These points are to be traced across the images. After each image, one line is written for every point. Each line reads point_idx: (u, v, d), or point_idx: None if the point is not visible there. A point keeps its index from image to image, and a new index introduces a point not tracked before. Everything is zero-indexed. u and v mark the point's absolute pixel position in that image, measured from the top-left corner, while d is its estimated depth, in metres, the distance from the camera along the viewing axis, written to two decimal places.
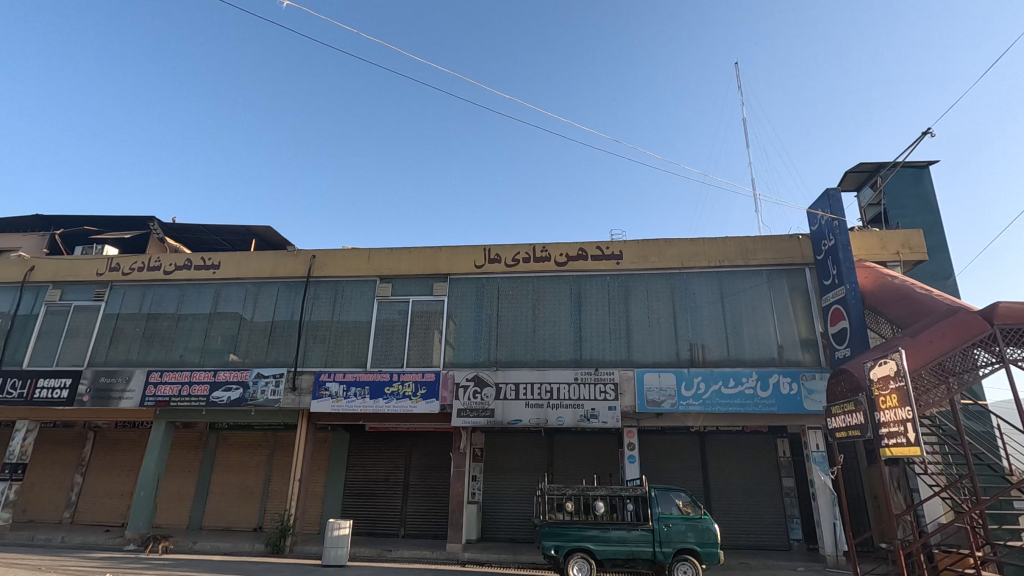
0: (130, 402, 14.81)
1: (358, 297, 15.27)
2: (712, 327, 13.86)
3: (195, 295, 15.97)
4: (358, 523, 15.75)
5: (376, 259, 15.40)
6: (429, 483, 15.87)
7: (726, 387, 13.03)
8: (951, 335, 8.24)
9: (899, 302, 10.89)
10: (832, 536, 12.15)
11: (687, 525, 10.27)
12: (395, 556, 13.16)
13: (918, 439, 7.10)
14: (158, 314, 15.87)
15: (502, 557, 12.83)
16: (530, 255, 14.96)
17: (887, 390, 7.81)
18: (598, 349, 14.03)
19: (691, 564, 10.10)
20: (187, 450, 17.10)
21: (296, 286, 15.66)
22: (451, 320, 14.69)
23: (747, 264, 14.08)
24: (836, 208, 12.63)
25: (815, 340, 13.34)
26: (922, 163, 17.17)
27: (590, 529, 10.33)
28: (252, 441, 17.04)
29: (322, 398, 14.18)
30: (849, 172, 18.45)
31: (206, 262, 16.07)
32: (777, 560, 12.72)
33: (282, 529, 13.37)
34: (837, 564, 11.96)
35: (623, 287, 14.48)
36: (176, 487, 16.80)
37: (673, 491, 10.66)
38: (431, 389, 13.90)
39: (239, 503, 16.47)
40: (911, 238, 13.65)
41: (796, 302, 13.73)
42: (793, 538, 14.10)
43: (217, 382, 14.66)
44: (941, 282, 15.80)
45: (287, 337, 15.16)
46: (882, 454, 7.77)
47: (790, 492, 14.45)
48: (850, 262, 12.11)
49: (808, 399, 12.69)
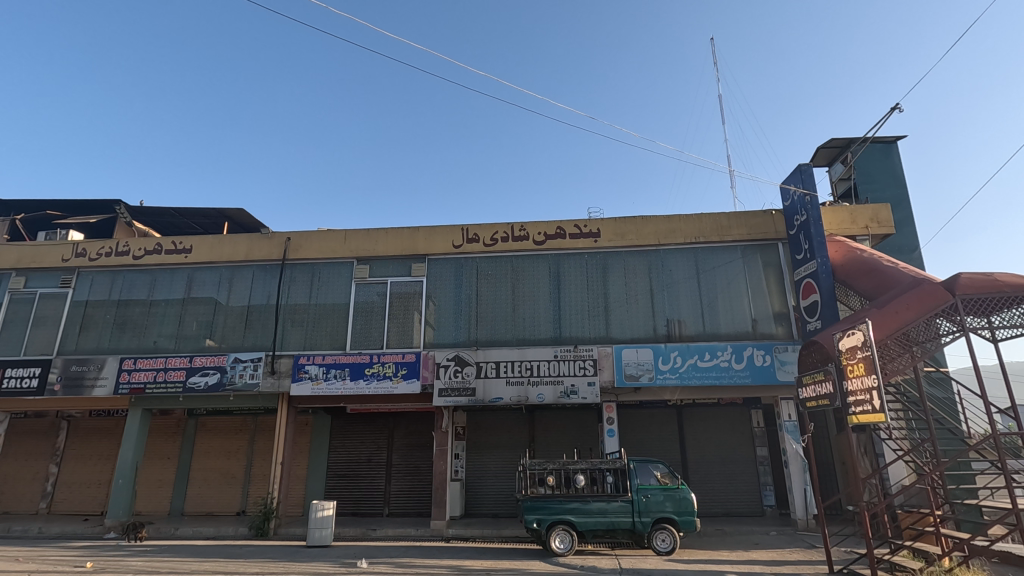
0: (103, 390, 14.54)
1: (335, 280, 15.11)
2: (688, 302, 14.10)
3: (168, 281, 15.62)
4: (341, 503, 15.85)
5: (353, 241, 15.21)
6: (412, 462, 16.01)
7: (702, 360, 13.35)
8: (916, 305, 8.50)
9: (867, 275, 11.21)
10: (803, 501, 12.66)
11: (665, 495, 10.58)
12: (380, 535, 13.32)
13: (883, 406, 7.42)
14: (129, 300, 15.50)
15: (486, 532, 13.09)
16: (508, 234, 14.94)
17: (855, 359, 8.09)
18: (576, 327, 14.18)
19: (669, 532, 10.46)
20: (165, 438, 16.92)
21: (272, 269, 15.42)
22: (431, 301, 14.66)
23: (722, 240, 14.30)
24: (808, 182, 12.80)
25: (787, 313, 13.70)
26: (890, 139, 17.53)
27: (571, 502, 10.57)
28: (231, 426, 16.93)
29: (302, 381, 14.13)
30: (821, 147, 18.73)
31: (177, 246, 15.69)
32: (751, 526, 13.19)
33: (266, 512, 13.41)
34: (808, 527, 12.49)
35: (601, 265, 14.60)
36: (156, 475, 16.65)
37: (651, 463, 10.95)
38: (412, 369, 13.94)
39: (220, 488, 16.39)
40: (880, 212, 13.98)
41: (769, 277, 14.03)
42: (766, 504, 14.63)
43: (193, 368, 14.47)
44: (907, 255, 16.26)
45: (264, 321, 14.98)
46: (849, 420, 8.09)
47: (763, 461, 14.96)
48: (821, 237, 12.37)
49: (781, 370, 13.06)
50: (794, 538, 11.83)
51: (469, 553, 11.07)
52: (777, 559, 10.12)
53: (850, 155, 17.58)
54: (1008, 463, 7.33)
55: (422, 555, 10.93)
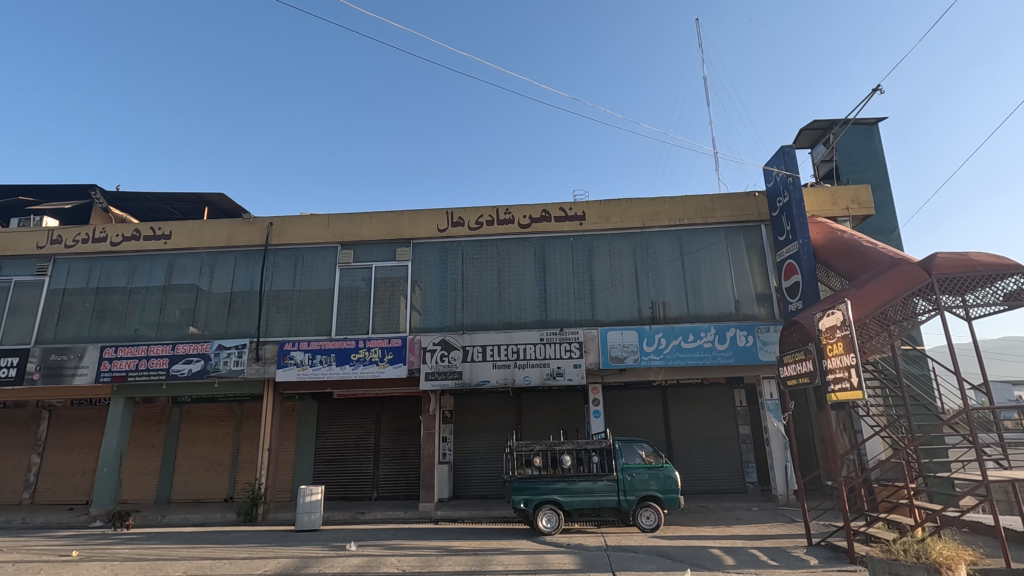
0: (84, 379, 14.33)
1: (319, 265, 14.97)
2: (673, 284, 14.22)
3: (148, 267, 15.36)
4: (330, 488, 15.90)
5: (336, 226, 15.04)
6: (400, 446, 16.08)
7: (685, 342, 13.50)
8: (893, 285, 8.66)
9: (845, 256, 11.42)
10: (784, 477, 12.97)
11: (650, 474, 10.77)
12: (369, 518, 13.41)
13: (859, 383, 7.61)
14: (108, 288, 15.23)
15: (474, 514, 13.23)
16: (493, 218, 14.87)
17: (834, 338, 8.25)
18: (562, 310, 14.25)
19: (654, 510, 10.68)
20: (149, 425, 16.78)
21: (254, 255, 15.22)
22: (416, 286, 14.61)
23: (706, 222, 14.39)
24: (790, 164, 12.90)
25: (770, 294, 13.88)
26: (871, 121, 17.71)
27: (558, 482, 10.71)
28: (217, 413, 16.83)
29: (287, 367, 14.05)
30: (805, 129, 18.84)
31: (156, 232, 15.40)
32: (733, 502, 13.50)
33: (254, 498, 13.43)
34: (788, 502, 12.81)
35: (586, 248, 14.62)
36: (141, 463, 16.54)
37: (636, 443, 11.13)
38: (398, 354, 13.92)
39: (207, 475, 16.34)
40: (860, 193, 14.13)
41: (752, 258, 14.18)
42: (748, 481, 14.99)
43: (176, 355, 14.30)
44: (887, 235, 16.49)
45: (247, 307, 14.84)
46: (829, 398, 8.31)
47: (746, 439, 15.28)
48: (803, 218, 12.50)
49: (763, 350, 13.27)
50: (774, 513, 12.16)
51: (456, 534, 11.19)
52: (758, 534, 10.38)
53: (831, 137, 17.74)
54: (979, 437, 7.45)
55: (410, 537, 11.05)
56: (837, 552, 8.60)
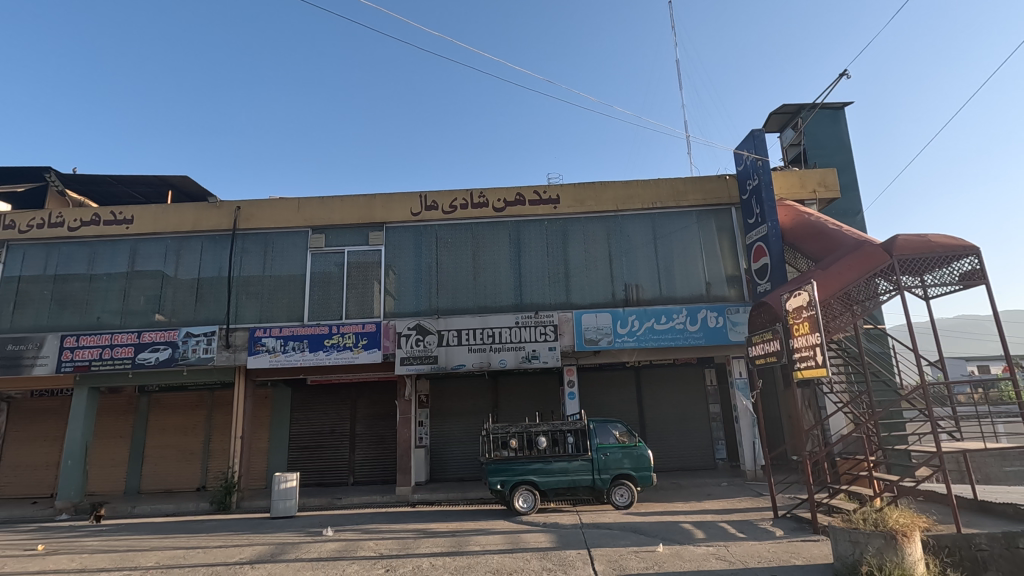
0: (44, 369, 13.84)
1: (290, 250, 14.68)
2: (646, 267, 14.38)
3: (109, 253, 14.82)
4: (306, 474, 15.80)
5: (307, 210, 14.72)
6: (376, 432, 16.05)
7: (658, 324, 13.71)
8: (856, 267, 8.95)
9: (812, 238, 11.71)
10: (752, 453, 13.41)
11: (624, 452, 11.01)
12: (345, 504, 13.39)
13: (824, 361, 7.87)
14: (68, 275, 14.67)
15: (451, 496, 13.33)
16: (467, 201, 14.78)
17: (801, 318, 8.49)
18: (537, 294, 14.31)
19: (627, 488, 10.94)
20: (116, 415, 16.35)
21: (221, 239, 14.82)
22: (390, 271, 14.47)
23: (679, 205, 14.55)
24: (760, 147, 13.10)
25: (739, 276, 14.17)
26: (838, 106, 18.06)
27: (534, 463, 10.85)
28: (187, 401, 16.50)
29: (259, 354, 13.80)
30: (774, 113, 19.12)
31: (117, 216, 14.85)
32: (704, 478, 13.91)
33: (227, 486, 13.26)
34: (756, 477, 13.28)
35: (561, 231, 14.66)
36: (108, 453, 16.15)
37: (610, 423, 11.32)
38: (372, 339, 13.81)
39: (178, 465, 16.06)
40: (827, 176, 14.46)
41: (722, 240, 14.43)
42: (718, 457, 15.47)
43: (143, 344, 13.91)
44: (852, 218, 16.94)
45: (216, 293, 14.49)
46: (795, 375, 8.58)
47: (716, 417, 15.74)
48: (772, 201, 12.74)
49: (733, 331, 13.57)
50: (742, 488, 12.57)
51: (434, 517, 11.26)
52: (728, 508, 10.71)
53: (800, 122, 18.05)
54: (934, 411, 7.73)
55: (387, 520, 11.08)
56: (801, 523, 8.97)
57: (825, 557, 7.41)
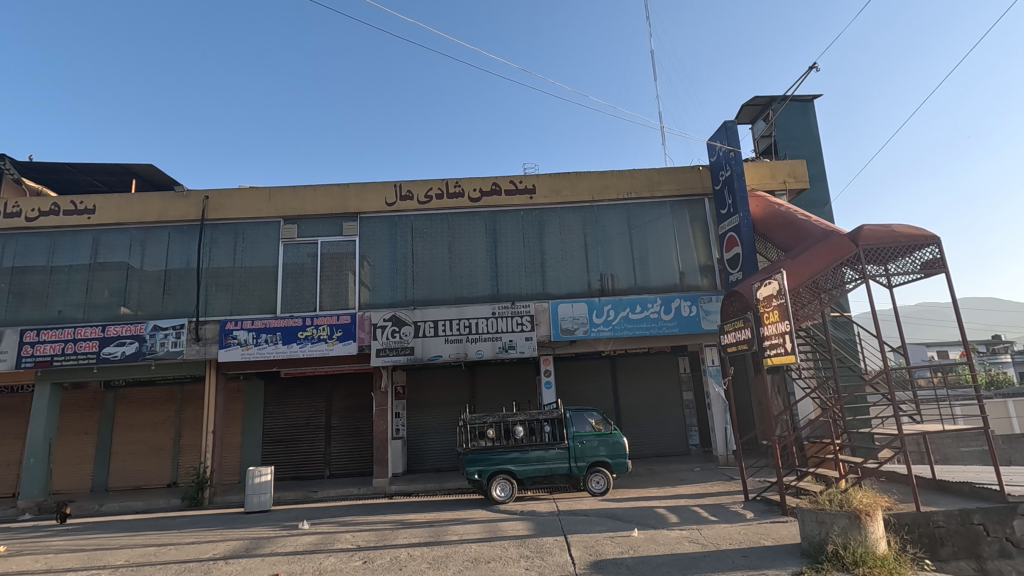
0: (3, 365, 13.31)
1: (261, 240, 14.37)
2: (621, 257, 14.51)
3: (70, 244, 14.29)
4: (281, 468, 15.61)
5: (278, 199, 14.41)
6: (352, 424, 15.94)
7: (633, 313, 13.86)
8: (824, 256, 9.18)
9: (782, 228, 11.95)
10: (724, 438, 13.74)
11: (600, 440, 11.16)
12: (322, 497, 13.29)
13: (793, 348, 8.08)
14: (26, 267, 14.11)
15: (428, 486, 13.34)
16: (443, 191, 14.66)
17: (771, 306, 8.69)
18: (514, 285, 14.33)
19: (603, 475, 11.11)
20: (80, 412, 15.86)
21: (189, 230, 14.42)
22: (365, 262, 14.29)
23: (653, 195, 14.69)
24: (732, 139, 13.29)
25: (712, 266, 14.41)
26: (808, 98, 18.41)
27: (511, 453, 10.92)
28: (156, 396, 16.10)
29: (231, 347, 13.51)
30: (746, 105, 19.39)
31: (78, 206, 14.31)
32: (678, 464, 14.21)
33: (199, 482, 13.01)
34: (728, 462, 13.61)
35: (537, 222, 14.67)
36: (73, 451, 15.67)
37: (586, 411, 11.46)
38: (347, 331, 13.65)
39: (147, 461, 15.69)
40: (797, 168, 14.76)
41: (695, 231, 14.63)
42: (691, 443, 15.74)
43: (108, 338, 13.48)
44: (820, 209, 17.35)
45: (184, 285, 14.12)
46: (765, 362, 8.79)
47: (689, 404, 16.03)
48: (744, 192, 12.96)
49: (705, 319, 13.81)
50: (714, 472, 12.89)
51: (411, 507, 11.25)
52: (701, 492, 10.96)
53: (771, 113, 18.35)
54: (895, 395, 8.01)
55: (364, 512, 11.03)
56: (770, 505, 9.25)
57: (792, 537, 7.66)
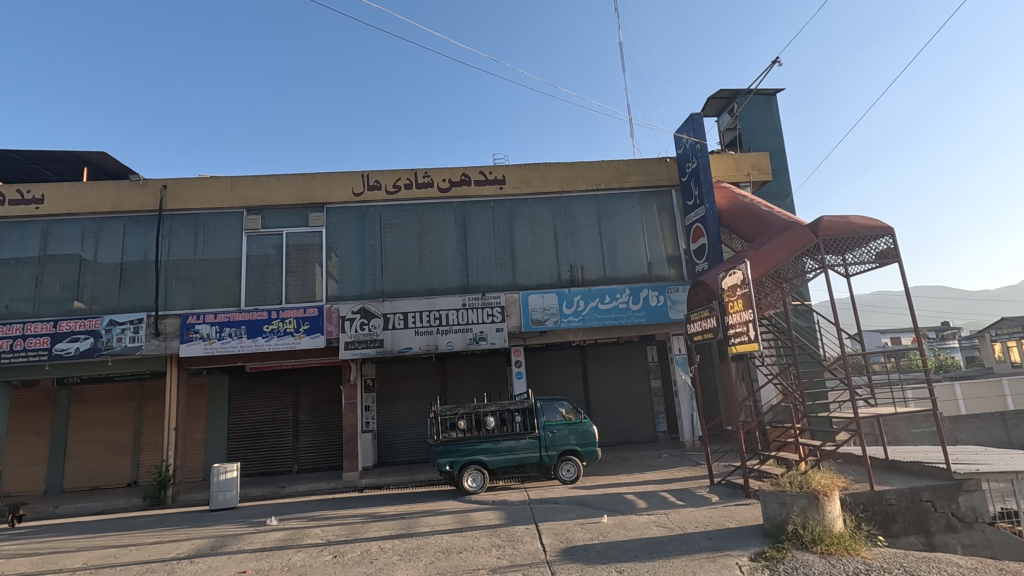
0: None
1: (223, 231, 13.95)
2: (590, 248, 14.62)
3: (17, 236, 13.59)
4: (247, 464, 15.29)
5: (241, 189, 13.99)
6: (321, 418, 15.73)
7: (602, 303, 14.01)
8: (786, 247, 9.43)
9: (746, 219, 12.25)
10: (690, 425, 14.08)
11: (570, 429, 11.29)
12: (290, 492, 13.09)
13: (755, 336, 8.31)
14: None
15: (399, 479, 13.28)
16: (412, 181, 14.47)
17: (735, 296, 8.90)
18: (484, 276, 14.30)
19: (574, 463, 11.26)
20: (32, 411, 15.19)
21: (147, 220, 13.89)
22: (332, 253, 14.04)
23: (622, 186, 14.82)
24: (698, 131, 13.50)
25: (678, 256, 14.67)
26: (771, 92, 18.84)
27: (482, 443, 10.97)
28: (114, 393, 15.54)
29: (192, 341, 13.10)
30: (712, 98, 19.71)
31: (25, 195, 13.60)
32: (646, 451, 14.49)
33: (161, 481, 12.63)
34: (694, 447, 13.95)
35: (507, 212, 14.65)
36: (24, 452, 15.01)
37: (556, 401, 11.56)
38: (315, 324, 13.41)
39: (105, 461, 15.15)
40: (760, 160, 15.11)
41: (663, 222, 14.85)
42: (659, 430, 16.22)
43: (60, 334, 12.90)
44: (782, 201, 17.82)
45: (142, 278, 13.63)
46: (729, 350, 9.02)
47: (657, 393, 16.42)
48: (710, 183, 13.20)
49: (673, 309, 14.06)
50: (681, 458, 13.20)
51: (382, 500, 11.18)
52: (669, 478, 11.21)
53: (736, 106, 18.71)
54: (852, 380, 8.31)
55: (334, 507, 10.91)
56: (734, 488, 9.54)
57: (755, 519, 7.91)
